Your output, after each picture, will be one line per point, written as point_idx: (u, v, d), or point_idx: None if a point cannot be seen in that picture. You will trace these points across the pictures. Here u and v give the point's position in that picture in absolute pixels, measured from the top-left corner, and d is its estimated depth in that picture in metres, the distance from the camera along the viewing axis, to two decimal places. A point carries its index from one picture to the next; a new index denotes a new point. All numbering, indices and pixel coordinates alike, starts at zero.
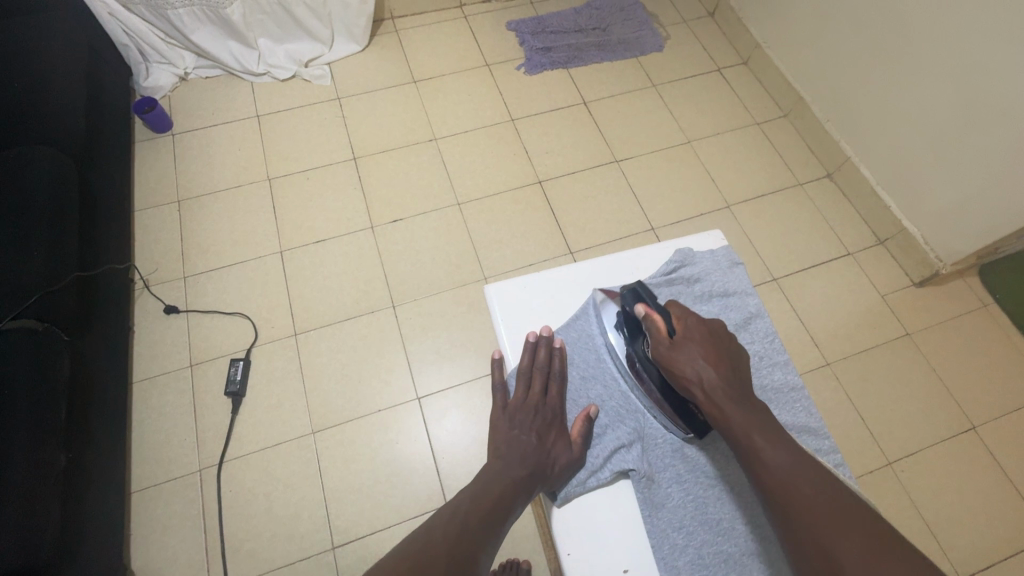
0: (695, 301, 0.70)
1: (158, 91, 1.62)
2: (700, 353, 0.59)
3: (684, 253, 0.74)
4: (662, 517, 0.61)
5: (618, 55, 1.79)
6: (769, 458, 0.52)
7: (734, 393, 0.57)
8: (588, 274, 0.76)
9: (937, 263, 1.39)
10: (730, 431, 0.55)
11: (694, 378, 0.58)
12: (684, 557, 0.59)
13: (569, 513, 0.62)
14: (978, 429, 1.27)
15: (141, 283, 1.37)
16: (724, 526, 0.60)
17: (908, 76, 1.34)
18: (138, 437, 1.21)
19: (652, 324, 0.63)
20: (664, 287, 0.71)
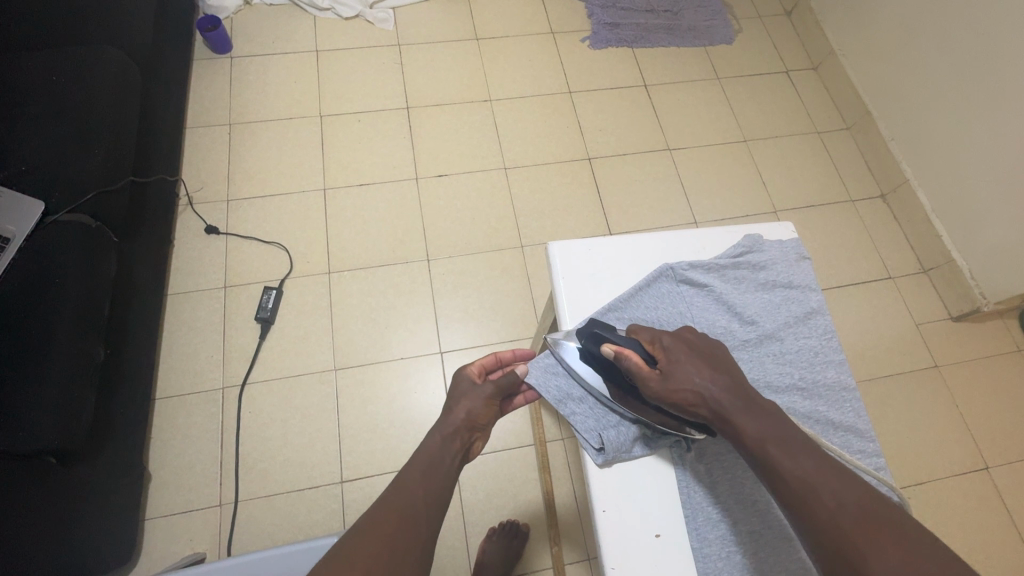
0: (757, 288, 0.72)
1: (222, 12, 1.61)
2: (692, 369, 0.57)
3: (753, 239, 0.75)
4: (698, 491, 0.63)
5: (686, 41, 1.74)
6: (789, 468, 0.50)
7: (742, 402, 0.55)
8: (655, 244, 0.76)
9: (979, 299, 1.36)
10: (743, 442, 0.54)
11: (695, 395, 0.56)
12: (715, 530, 0.61)
13: (608, 474, 0.64)
14: (991, 470, 1.26)
15: (185, 199, 1.39)
16: (760, 506, 0.62)
17: (987, 105, 1.29)
18: (167, 347, 1.24)
19: (629, 361, 0.60)
20: (728, 270, 0.72)
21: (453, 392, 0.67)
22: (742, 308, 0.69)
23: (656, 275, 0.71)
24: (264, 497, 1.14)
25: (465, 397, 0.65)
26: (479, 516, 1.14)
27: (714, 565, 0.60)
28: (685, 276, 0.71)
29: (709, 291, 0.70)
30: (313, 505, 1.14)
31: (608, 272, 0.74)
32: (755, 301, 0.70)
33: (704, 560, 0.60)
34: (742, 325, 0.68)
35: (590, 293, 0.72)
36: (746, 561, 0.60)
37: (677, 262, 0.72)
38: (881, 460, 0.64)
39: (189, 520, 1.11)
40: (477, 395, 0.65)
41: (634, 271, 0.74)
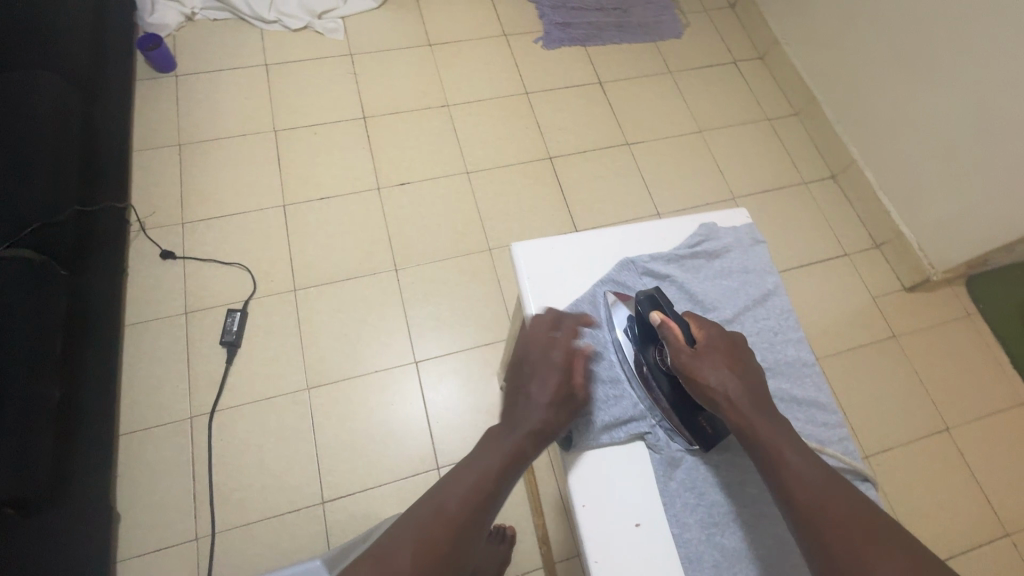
0: (715, 276, 0.74)
1: (163, 29, 1.56)
2: (723, 363, 0.60)
3: (708, 228, 0.78)
4: (676, 477, 0.64)
5: (637, 37, 1.78)
6: (798, 466, 0.54)
7: (758, 405, 0.58)
8: (614, 237, 0.77)
9: (928, 269, 1.42)
10: (750, 436, 0.57)
11: (717, 386, 0.59)
12: (694, 515, 0.62)
13: (581, 465, 0.64)
14: (952, 431, 1.32)
15: (137, 225, 1.34)
16: (735, 487, 0.64)
17: (922, 84, 1.36)
18: (128, 380, 1.19)
19: (669, 333, 0.62)
20: (687, 259, 0.75)
21: (535, 374, 0.64)
22: (703, 296, 0.72)
23: (618, 269, 0.73)
24: (243, 526, 1.10)
25: (551, 387, 0.63)
26: None
27: (695, 549, 0.61)
28: (647, 268, 0.73)
29: (671, 282, 0.73)
30: (294, 529, 1.11)
31: (573, 267, 0.75)
32: (715, 288, 0.73)
33: (685, 544, 0.61)
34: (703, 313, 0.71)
35: (553, 289, 0.73)
36: (725, 543, 0.61)
37: (638, 256, 0.75)
38: (845, 431, 0.67)
39: (164, 558, 1.07)
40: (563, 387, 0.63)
41: (598, 265, 0.76)
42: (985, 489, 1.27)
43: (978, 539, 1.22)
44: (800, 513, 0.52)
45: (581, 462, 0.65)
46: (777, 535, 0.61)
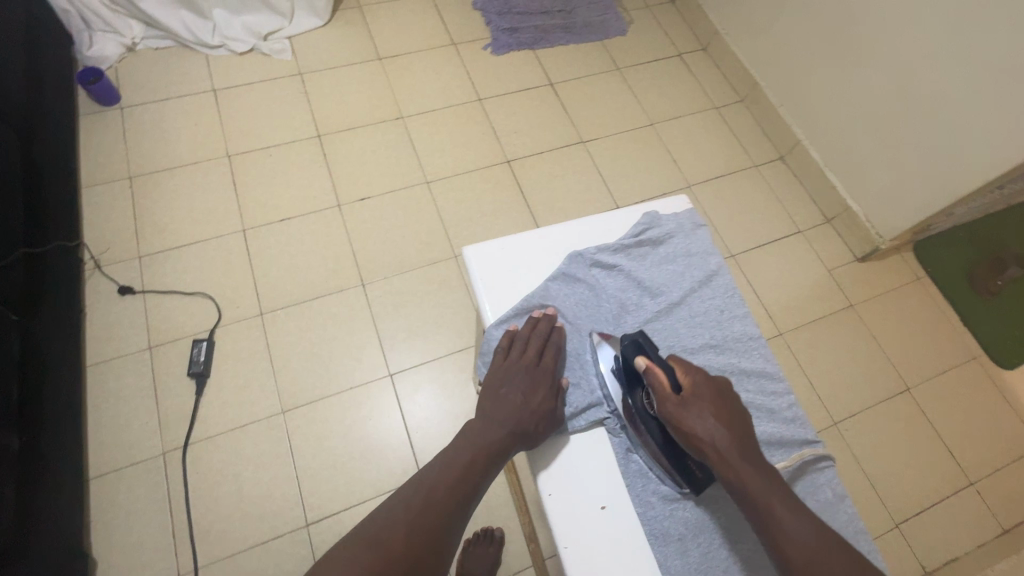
0: (661, 262, 0.78)
1: (104, 62, 1.52)
2: (711, 412, 0.60)
3: (651, 216, 0.81)
4: (637, 459, 0.67)
5: (584, 37, 1.81)
6: (795, 533, 0.52)
7: (748, 456, 0.58)
8: (562, 232, 0.80)
9: (877, 239, 1.49)
10: (740, 490, 0.56)
11: (706, 437, 0.58)
12: (657, 493, 0.66)
13: (547, 458, 0.67)
14: (913, 390, 1.38)
15: (92, 262, 1.30)
16: None
17: (854, 63, 1.42)
18: (94, 422, 1.16)
19: (655, 379, 0.62)
20: (633, 248, 0.78)
21: (512, 378, 0.68)
22: (650, 282, 0.76)
23: (567, 262, 0.76)
24: (227, 558, 1.08)
25: (525, 389, 0.67)
26: None
27: (660, 524, 0.65)
28: (595, 260, 0.76)
29: (618, 271, 0.76)
30: (280, 555, 1.09)
31: (523, 264, 0.77)
32: (661, 274, 0.77)
33: (651, 521, 0.65)
34: (652, 298, 0.75)
35: (506, 287, 0.75)
36: (688, 515, 0.65)
37: (585, 248, 0.78)
38: (791, 397, 0.72)
39: None
40: (539, 390, 0.67)
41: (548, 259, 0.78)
42: (947, 442, 1.33)
43: (945, 491, 1.28)
44: None
45: (546, 453, 0.68)
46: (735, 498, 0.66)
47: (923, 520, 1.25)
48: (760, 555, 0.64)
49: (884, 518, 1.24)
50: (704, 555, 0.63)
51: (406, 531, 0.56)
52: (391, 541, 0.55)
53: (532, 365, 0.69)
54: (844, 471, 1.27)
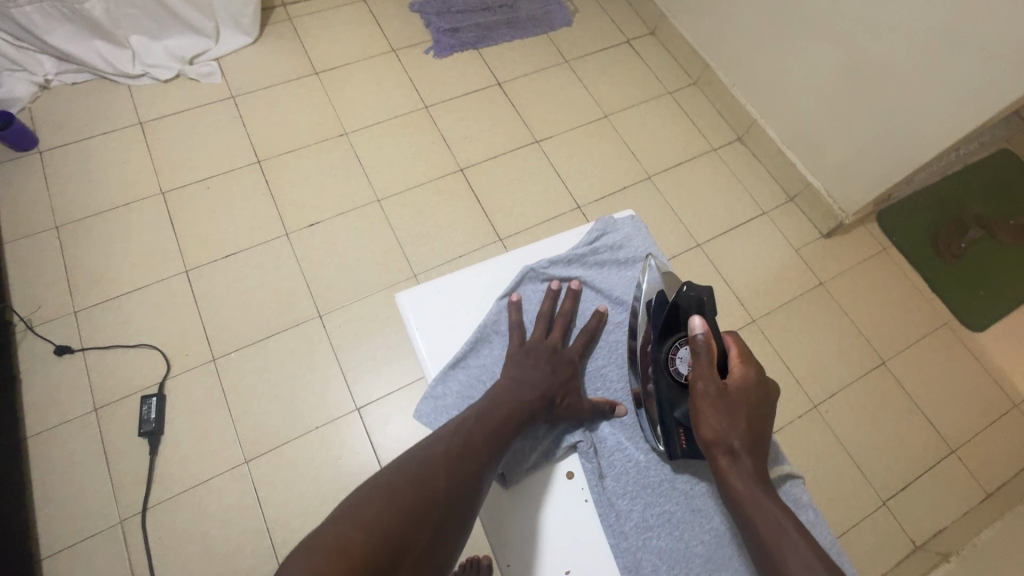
0: (619, 266, 0.78)
1: (15, 104, 1.41)
2: (744, 416, 0.56)
3: (607, 221, 0.80)
4: (608, 489, 0.66)
5: (528, 31, 1.75)
6: (802, 549, 0.49)
7: (760, 463, 0.55)
8: (508, 260, 0.78)
9: (840, 214, 1.47)
10: (743, 497, 0.53)
11: (723, 436, 0.55)
12: (629, 522, 0.65)
13: (514, 501, 0.66)
14: (888, 363, 1.38)
15: (22, 324, 1.21)
16: (666, 486, 0.66)
17: (801, 38, 1.39)
18: (41, 496, 1.08)
19: (702, 358, 0.58)
20: (590, 254, 0.78)
21: (540, 347, 0.70)
22: (611, 290, 0.76)
23: (520, 279, 0.75)
24: None
25: (556, 361, 0.69)
26: None
27: (632, 557, 0.63)
28: (548, 274, 0.76)
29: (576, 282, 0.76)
30: None
31: (474, 288, 0.75)
32: (620, 281, 0.77)
33: (624, 554, 0.63)
34: (614, 307, 0.76)
35: (458, 315, 0.73)
36: (662, 545, 0.64)
37: (536, 261, 0.77)
38: None
39: None
40: (567, 361, 0.70)
41: (497, 279, 0.77)
42: (926, 411, 1.33)
43: (927, 461, 1.28)
44: None
45: (511, 497, 0.66)
46: (706, 525, 0.64)
47: (909, 493, 1.25)
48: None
49: (871, 496, 1.23)
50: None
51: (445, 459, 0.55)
52: (433, 464, 0.54)
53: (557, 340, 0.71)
54: (828, 453, 1.26)
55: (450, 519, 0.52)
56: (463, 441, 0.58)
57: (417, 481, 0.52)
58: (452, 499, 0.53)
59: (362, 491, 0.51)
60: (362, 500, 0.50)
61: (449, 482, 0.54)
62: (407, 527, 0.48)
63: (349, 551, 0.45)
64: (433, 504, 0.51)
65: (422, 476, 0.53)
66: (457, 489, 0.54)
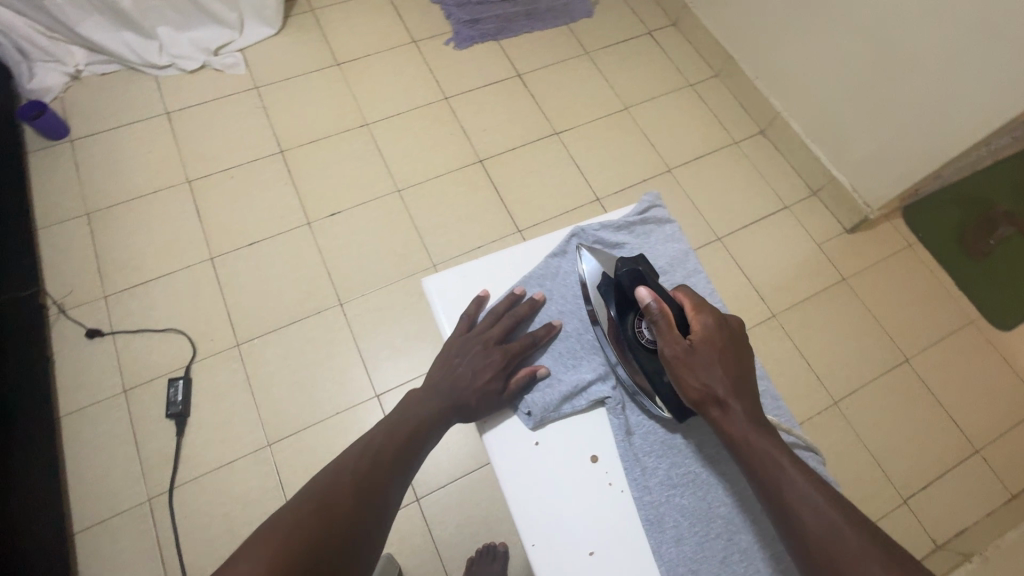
0: (666, 240, 0.76)
1: (48, 94, 1.45)
2: (717, 365, 0.56)
3: (653, 197, 0.79)
4: (634, 444, 0.64)
5: (548, 23, 1.74)
6: (811, 499, 0.49)
7: (752, 405, 0.55)
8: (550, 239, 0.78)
9: (864, 209, 1.45)
10: (741, 444, 0.53)
11: (705, 388, 0.56)
12: (654, 478, 0.62)
13: (536, 446, 0.64)
14: (911, 361, 1.35)
15: (55, 307, 1.25)
16: (693, 448, 0.63)
17: (827, 28, 1.36)
18: (72, 474, 1.12)
19: (660, 318, 0.59)
20: (637, 225, 0.77)
21: (467, 349, 0.67)
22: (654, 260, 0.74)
23: (568, 239, 0.74)
24: None
25: (474, 365, 0.65)
26: (454, 549, 1.11)
27: (655, 511, 0.60)
28: (597, 237, 0.74)
29: (622, 248, 0.74)
30: None
31: (521, 249, 0.76)
32: (665, 253, 0.75)
33: (646, 507, 0.61)
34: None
35: (500, 271, 0.74)
36: (684, 503, 0.61)
37: (588, 224, 0.75)
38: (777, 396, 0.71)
39: None
40: (489, 366, 0.65)
41: (551, 238, 0.78)
42: (949, 410, 1.31)
43: (950, 461, 1.26)
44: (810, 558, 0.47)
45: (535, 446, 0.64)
46: (732, 488, 0.61)
47: (931, 492, 1.23)
48: (762, 547, 0.59)
49: (891, 494, 1.22)
50: (701, 544, 0.59)
51: (405, 433, 0.60)
52: (393, 439, 0.59)
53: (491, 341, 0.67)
54: (848, 450, 1.25)
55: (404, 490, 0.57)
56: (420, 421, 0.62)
57: (378, 457, 0.56)
58: (404, 473, 0.58)
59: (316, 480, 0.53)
60: (325, 481, 0.52)
61: (407, 454, 0.59)
62: (369, 500, 0.52)
63: (331, 514, 0.49)
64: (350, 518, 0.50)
65: (387, 454, 0.57)
66: (411, 463, 0.59)
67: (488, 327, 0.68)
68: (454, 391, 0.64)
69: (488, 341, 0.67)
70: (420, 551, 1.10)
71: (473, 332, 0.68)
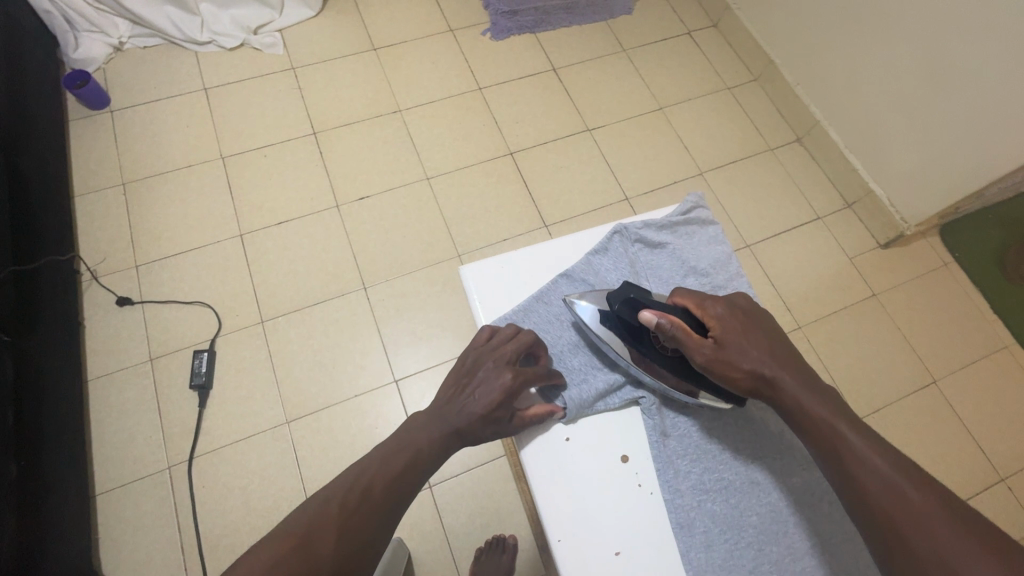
0: (708, 241, 0.76)
1: (91, 64, 1.48)
2: (749, 345, 0.58)
3: (697, 197, 0.78)
4: (669, 446, 0.63)
5: (587, 18, 1.72)
6: (868, 460, 0.50)
7: (799, 375, 0.57)
8: (592, 235, 0.77)
9: (901, 224, 1.41)
10: (797, 413, 0.55)
11: (749, 370, 0.57)
12: (686, 481, 0.61)
13: (565, 442, 0.64)
14: (939, 383, 1.32)
15: (88, 274, 1.28)
16: (727, 455, 0.62)
17: (878, 36, 1.32)
18: (97, 437, 1.15)
19: (674, 328, 0.59)
20: (680, 226, 0.76)
21: (473, 375, 0.61)
22: (696, 262, 0.73)
23: (610, 236, 0.73)
24: None
25: (478, 391, 0.59)
26: (464, 539, 1.11)
27: (686, 514, 0.60)
28: (639, 235, 0.73)
29: (664, 248, 0.74)
30: None
31: (560, 245, 0.76)
32: (708, 255, 0.74)
33: (677, 510, 0.60)
34: (697, 278, 0.72)
35: (538, 267, 0.74)
36: (717, 509, 0.60)
37: (630, 222, 0.75)
38: None
39: None
40: (496, 393, 0.59)
41: (593, 234, 0.77)
42: (976, 436, 1.28)
43: (974, 487, 1.23)
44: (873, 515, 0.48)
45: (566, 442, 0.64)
46: (764, 498, 0.60)
47: None
48: (794, 561, 0.57)
49: None
50: (731, 552, 0.58)
51: (383, 479, 0.54)
52: (367, 487, 0.53)
53: (498, 367, 0.61)
54: None
55: (372, 554, 0.52)
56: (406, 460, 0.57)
57: (347, 508, 0.52)
58: (386, 520, 0.53)
59: (277, 534, 0.49)
60: (288, 538, 0.49)
61: (382, 502, 0.53)
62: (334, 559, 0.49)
63: None
64: None
65: (355, 501, 0.52)
66: (387, 514, 0.53)
67: (498, 353, 0.62)
68: (460, 415, 0.59)
69: (496, 366, 0.61)
70: (431, 537, 1.11)
71: (480, 359, 0.62)
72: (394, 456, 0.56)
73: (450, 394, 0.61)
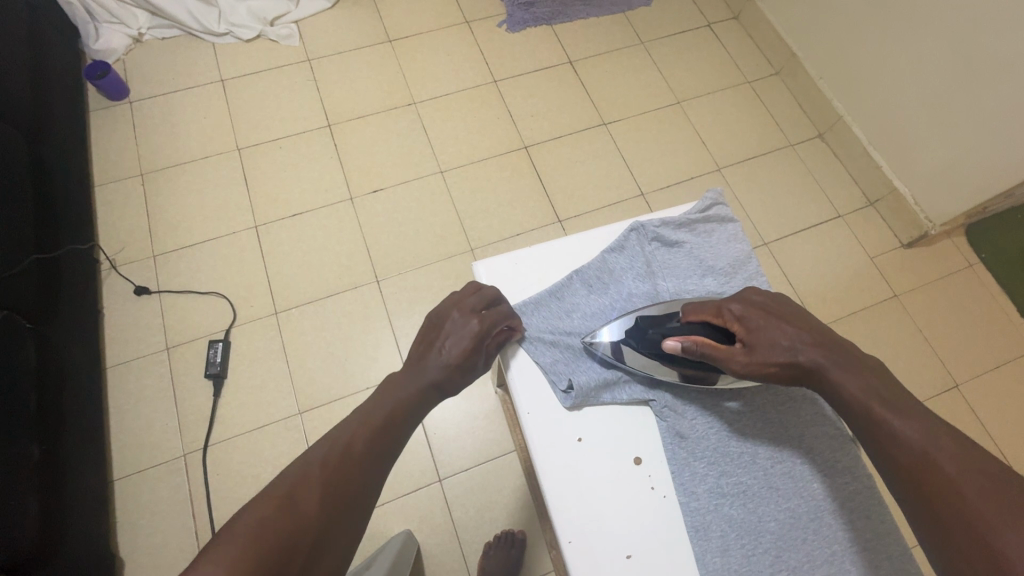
0: (729, 239, 0.74)
1: (111, 55, 1.49)
2: (776, 332, 0.58)
3: (716, 194, 0.77)
4: (686, 448, 0.62)
5: (605, 9, 1.70)
6: (901, 435, 0.48)
7: (835, 355, 0.55)
8: (609, 231, 0.76)
9: (926, 224, 1.37)
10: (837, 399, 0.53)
11: (789, 357, 0.56)
12: (703, 485, 0.60)
13: (578, 443, 0.64)
14: (962, 387, 1.29)
15: (107, 263, 1.30)
16: (745, 458, 0.61)
17: (906, 29, 1.28)
18: (115, 423, 1.17)
19: (703, 347, 0.59)
20: (699, 223, 0.75)
21: (440, 328, 0.64)
22: (716, 261, 0.72)
23: (627, 234, 0.73)
24: None
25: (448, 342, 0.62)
26: (473, 533, 1.12)
27: (702, 518, 0.59)
28: (657, 233, 0.72)
29: (681, 247, 0.72)
30: None
31: (576, 242, 0.75)
32: (727, 254, 0.73)
33: (693, 513, 0.59)
34: (716, 276, 0.71)
35: (552, 263, 0.74)
36: (733, 514, 0.59)
37: (648, 220, 0.73)
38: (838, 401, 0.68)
39: None
40: (465, 339, 0.62)
41: (609, 232, 0.76)
42: (1000, 443, 1.24)
43: None
44: (907, 485, 0.46)
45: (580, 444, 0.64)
46: (783, 503, 0.59)
47: None
48: (812, 568, 0.56)
49: None
50: (746, 557, 0.57)
51: (366, 434, 0.55)
52: (347, 444, 0.54)
53: (463, 315, 0.64)
54: None
55: (360, 510, 0.52)
56: (386, 416, 0.58)
57: (330, 465, 0.52)
58: (372, 475, 0.54)
59: (258, 497, 0.48)
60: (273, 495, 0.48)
61: (367, 457, 0.54)
62: (324, 513, 0.49)
63: (264, 537, 0.45)
64: (307, 531, 0.47)
65: (337, 460, 0.52)
66: (372, 469, 0.54)
67: (463, 307, 0.65)
68: (432, 368, 0.62)
69: (463, 316, 0.64)
70: (440, 531, 1.11)
71: (445, 315, 0.65)
72: (373, 413, 0.57)
73: (422, 352, 0.64)
